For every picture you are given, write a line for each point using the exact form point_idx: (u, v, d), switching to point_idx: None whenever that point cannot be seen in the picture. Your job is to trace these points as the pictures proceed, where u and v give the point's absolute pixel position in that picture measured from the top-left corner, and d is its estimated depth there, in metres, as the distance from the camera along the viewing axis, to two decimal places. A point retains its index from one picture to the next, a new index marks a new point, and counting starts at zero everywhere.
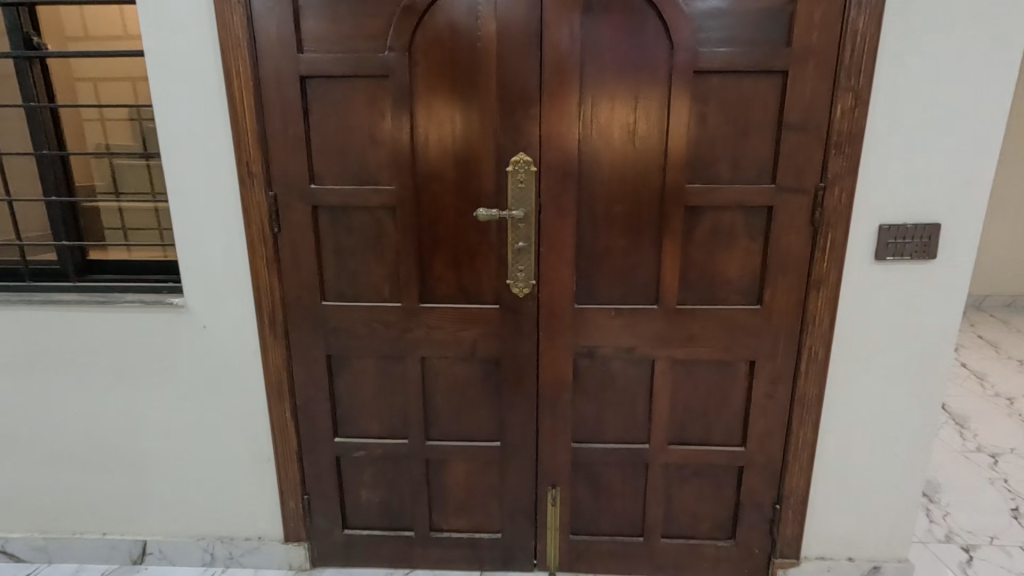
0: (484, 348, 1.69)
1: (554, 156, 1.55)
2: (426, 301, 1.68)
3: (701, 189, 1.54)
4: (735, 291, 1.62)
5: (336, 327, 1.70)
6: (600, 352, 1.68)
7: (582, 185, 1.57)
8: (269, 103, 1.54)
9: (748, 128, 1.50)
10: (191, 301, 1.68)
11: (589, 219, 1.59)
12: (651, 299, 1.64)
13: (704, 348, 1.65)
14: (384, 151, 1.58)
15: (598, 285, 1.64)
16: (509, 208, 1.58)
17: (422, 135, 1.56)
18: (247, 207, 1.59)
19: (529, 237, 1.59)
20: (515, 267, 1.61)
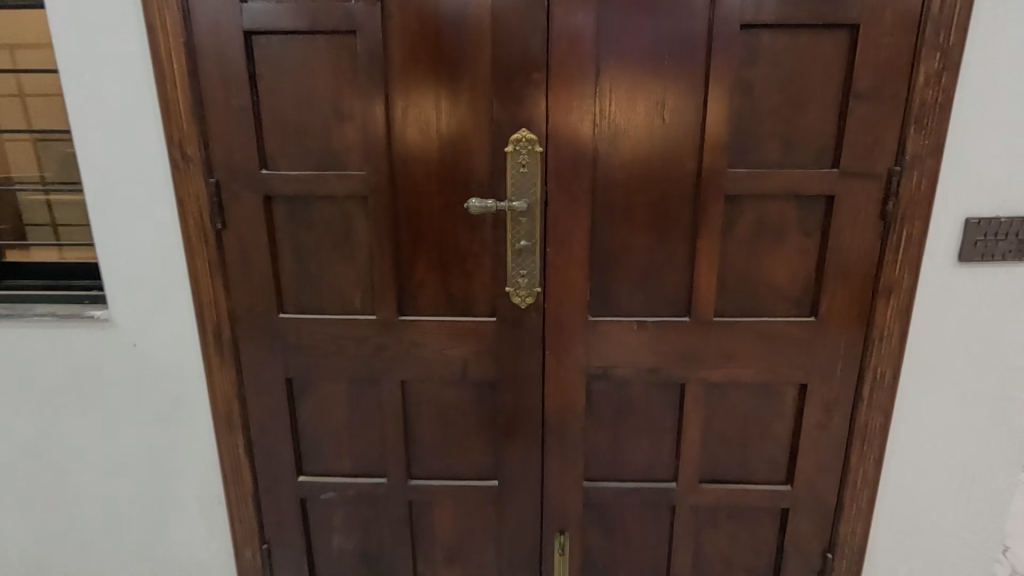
0: (477, 368, 1.39)
1: (563, 134, 1.24)
2: (406, 312, 1.37)
3: (747, 175, 1.24)
4: (784, 300, 1.33)
5: (297, 345, 1.39)
6: (618, 374, 1.38)
7: (597, 170, 1.27)
8: (206, 66, 1.22)
9: (806, 97, 1.20)
10: (117, 314, 1.37)
11: (606, 213, 1.29)
12: (682, 309, 1.34)
13: (745, 369, 1.36)
14: (352, 127, 1.27)
15: (617, 292, 1.34)
16: (509, 198, 1.27)
17: (398, 107, 1.25)
18: (181, 197, 1.28)
19: (533, 234, 1.29)
20: (516, 271, 1.31)
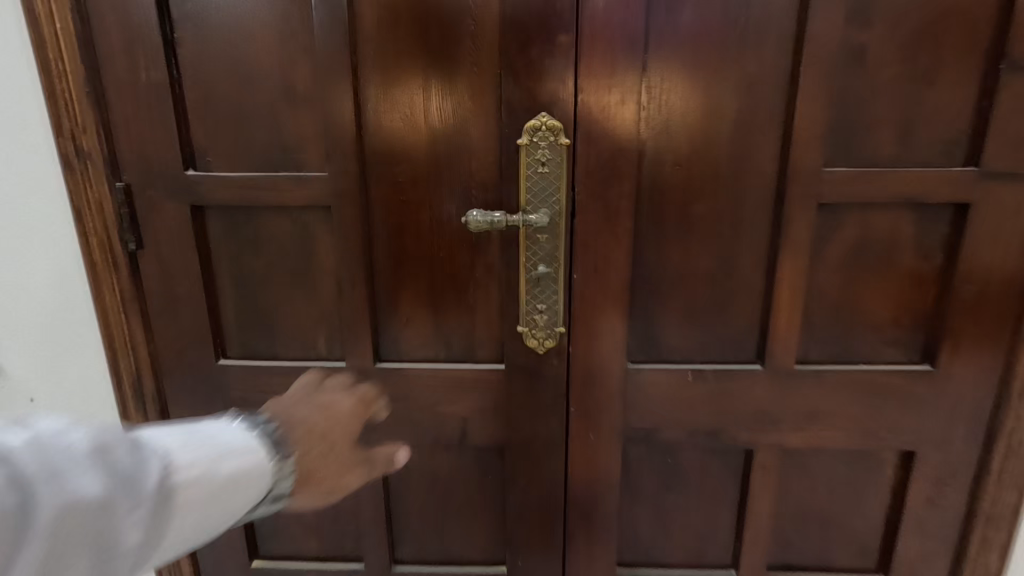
0: (480, 431, 1.06)
1: (598, 121, 0.91)
2: (387, 358, 1.04)
3: (849, 176, 0.90)
4: (889, 342, 0.99)
5: (243, 400, 1.06)
6: (665, 437, 1.05)
7: (643, 170, 0.93)
8: (105, 26, 0.89)
9: (936, 70, 0.87)
10: (7, 360, 1.05)
11: (653, 227, 0.96)
12: (750, 352, 1.02)
13: (834, 432, 1.03)
14: (309, 112, 0.93)
15: (665, 332, 1.01)
16: (523, 208, 0.94)
17: (373, 84, 0.92)
18: (79, 208, 0.95)
19: (555, 257, 0.95)
20: (532, 307, 0.98)
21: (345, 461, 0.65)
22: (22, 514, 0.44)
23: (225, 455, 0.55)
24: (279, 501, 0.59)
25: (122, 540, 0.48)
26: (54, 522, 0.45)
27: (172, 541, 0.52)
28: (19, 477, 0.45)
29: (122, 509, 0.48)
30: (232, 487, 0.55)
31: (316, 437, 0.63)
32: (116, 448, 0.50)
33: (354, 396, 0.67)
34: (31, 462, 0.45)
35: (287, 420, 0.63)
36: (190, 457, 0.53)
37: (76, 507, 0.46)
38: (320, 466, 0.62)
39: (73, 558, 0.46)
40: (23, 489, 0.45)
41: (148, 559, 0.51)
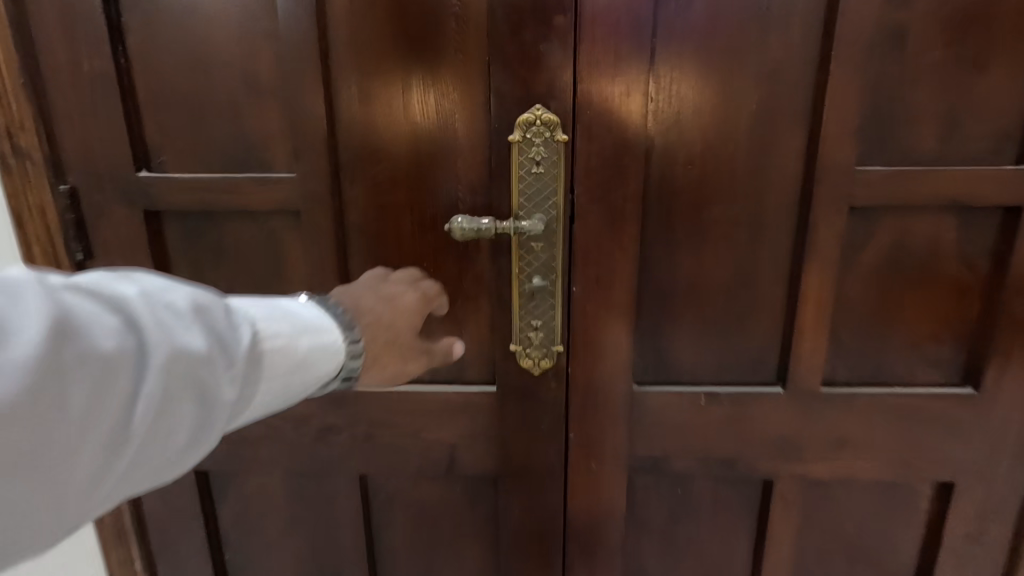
0: (469, 459, 0.96)
1: (600, 115, 0.80)
2: None
3: (884, 176, 0.80)
4: (926, 362, 0.89)
5: None
6: (675, 467, 0.95)
7: (650, 170, 0.83)
8: (42, 10, 0.78)
9: (986, 55, 0.76)
10: None
11: (662, 234, 0.85)
12: (769, 373, 0.91)
13: (863, 461, 0.92)
14: (274, 105, 0.82)
15: (676, 350, 0.91)
16: (515, 213, 0.83)
17: (346, 73, 0.81)
18: (17, 215, 0.84)
19: (552, 268, 0.85)
20: (526, 323, 0.87)
21: (408, 351, 0.69)
22: (134, 357, 0.43)
23: (308, 329, 0.56)
24: (351, 380, 0.61)
25: (225, 394, 0.47)
26: (169, 366, 0.44)
27: (259, 403, 0.52)
28: (131, 321, 0.43)
29: (224, 363, 0.48)
30: (313, 359, 0.56)
31: (387, 324, 0.66)
32: (217, 307, 0.49)
33: (417, 296, 0.75)
34: (141, 307, 0.44)
35: (357, 309, 0.64)
36: (278, 328, 0.53)
37: (187, 355, 0.45)
38: (387, 354, 0.66)
39: (181, 407, 0.45)
40: (135, 332, 0.43)
41: (237, 421, 0.51)
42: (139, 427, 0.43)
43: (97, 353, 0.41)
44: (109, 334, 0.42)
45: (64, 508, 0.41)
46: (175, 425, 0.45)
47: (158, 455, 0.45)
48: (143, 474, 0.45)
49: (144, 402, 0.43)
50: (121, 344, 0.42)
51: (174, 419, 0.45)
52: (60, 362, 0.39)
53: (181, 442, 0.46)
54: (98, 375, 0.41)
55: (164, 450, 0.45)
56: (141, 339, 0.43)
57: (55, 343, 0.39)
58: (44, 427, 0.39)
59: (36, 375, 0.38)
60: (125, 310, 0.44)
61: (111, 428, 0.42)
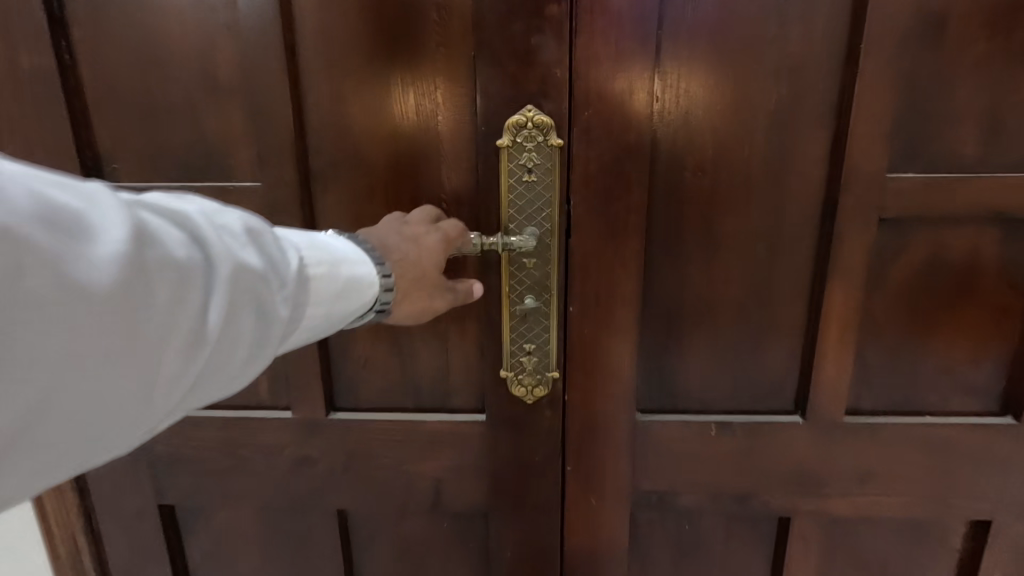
0: (457, 493, 0.87)
1: (599, 115, 0.72)
2: (344, 405, 0.86)
3: (918, 185, 0.71)
4: (962, 389, 0.80)
5: (172, 457, 0.88)
6: (683, 503, 0.86)
7: (656, 176, 0.74)
8: None
9: None
10: None
11: (668, 248, 0.77)
12: (786, 401, 0.83)
13: (891, 497, 0.83)
14: (235, 106, 0.74)
15: (683, 376, 0.82)
16: (505, 226, 0.75)
17: (315, 69, 0.73)
18: None
19: (546, 287, 0.77)
20: (518, 348, 0.79)
21: (436, 288, 0.69)
22: (201, 268, 0.43)
23: (345, 262, 0.57)
24: (384, 312, 0.63)
25: (283, 313, 0.48)
26: (232, 280, 0.44)
27: (306, 329, 0.53)
28: (196, 237, 0.44)
29: (279, 284, 0.48)
30: (352, 290, 0.57)
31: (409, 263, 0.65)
32: (269, 233, 0.50)
33: (444, 229, 0.70)
34: (204, 226, 0.45)
35: (385, 247, 0.65)
36: (318, 257, 0.54)
37: (247, 271, 0.45)
38: (412, 294, 0.66)
39: (244, 321, 0.45)
40: (200, 246, 0.44)
41: (286, 344, 0.52)
42: (206, 335, 0.43)
43: (170, 262, 0.42)
44: (177, 244, 0.43)
45: (136, 410, 0.41)
46: (238, 338, 0.45)
47: (221, 366, 0.45)
48: (207, 386, 0.46)
49: (212, 311, 0.43)
50: (189, 255, 0.43)
51: (237, 332, 0.45)
52: (137, 266, 0.40)
53: (243, 355, 0.46)
54: (170, 282, 0.41)
55: (227, 361, 0.45)
56: (207, 252, 0.44)
57: (133, 247, 0.40)
58: (125, 323, 0.39)
59: (117, 273, 0.39)
60: (190, 227, 0.45)
61: (185, 334, 0.42)
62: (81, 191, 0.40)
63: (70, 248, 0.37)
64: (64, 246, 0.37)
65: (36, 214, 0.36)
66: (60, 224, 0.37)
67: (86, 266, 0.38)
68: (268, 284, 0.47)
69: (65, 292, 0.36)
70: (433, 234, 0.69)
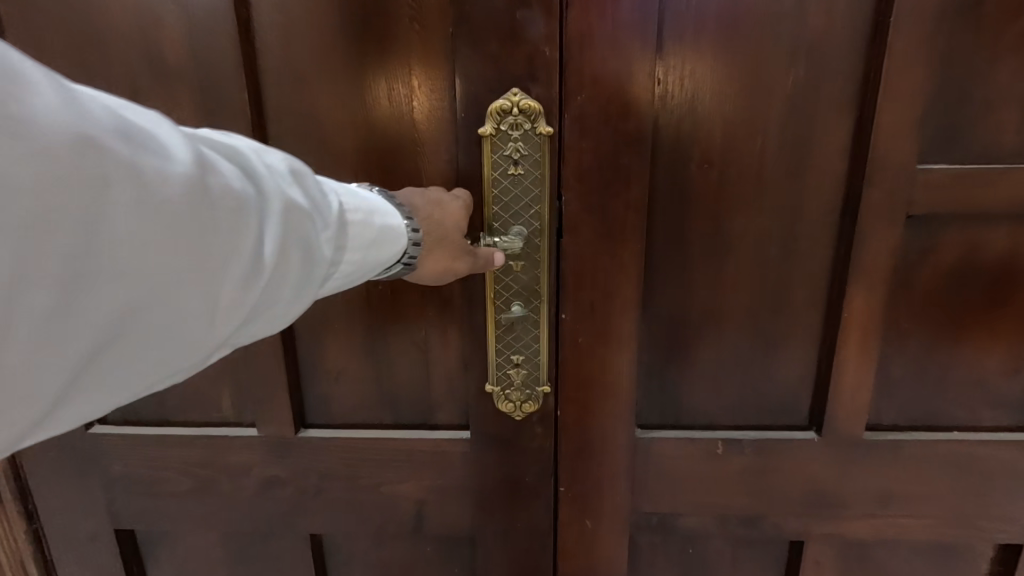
0: (441, 516, 0.80)
1: (594, 99, 0.64)
2: (316, 421, 0.79)
3: (950, 177, 0.63)
4: (994, 403, 0.73)
5: (129, 478, 0.81)
6: (688, 526, 0.79)
7: (658, 167, 0.66)
8: None
9: None
10: None
11: (671, 248, 0.69)
12: (800, 416, 0.75)
13: (915, 519, 0.76)
14: (185, 91, 0.66)
15: (688, 388, 0.75)
16: (489, 226, 0.68)
17: (273, 48, 0.65)
18: None
19: (535, 292, 0.69)
20: (504, 359, 0.72)
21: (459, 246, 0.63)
22: (253, 198, 0.45)
23: (380, 211, 0.56)
24: (411, 266, 0.60)
25: (325, 252, 0.49)
26: (280, 212, 0.46)
27: (343, 274, 0.53)
28: (249, 170, 0.46)
29: (321, 224, 0.49)
30: (386, 239, 0.56)
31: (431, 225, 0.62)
32: (313, 176, 0.51)
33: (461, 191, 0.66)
34: (253, 163, 0.46)
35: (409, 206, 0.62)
36: (354, 203, 0.54)
37: (294, 208, 0.47)
38: (431, 259, 0.62)
39: (291, 253, 0.46)
40: (253, 177, 0.46)
41: (327, 287, 0.52)
42: (256, 264, 0.44)
43: (228, 192, 0.43)
44: (233, 173, 0.44)
45: (193, 328, 0.43)
46: (285, 270, 0.46)
47: (269, 296, 0.46)
48: (255, 316, 0.47)
49: (262, 240, 0.45)
50: (242, 186, 0.44)
51: (285, 265, 0.46)
52: (197, 188, 0.42)
53: (288, 287, 0.47)
54: (227, 209, 0.43)
55: (275, 291, 0.46)
56: (260, 184, 0.46)
57: (195, 170, 0.42)
58: (186, 243, 0.41)
59: (181, 193, 0.41)
60: (245, 160, 0.46)
61: (238, 259, 0.43)
62: (155, 120, 0.43)
63: (141, 165, 0.39)
64: (137, 162, 0.39)
65: (116, 132, 0.39)
66: (136, 143, 0.40)
67: (154, 184, 0.40)
68: (312, 221, 0.48)
69: (137, 206, 0.39)
70: (455, 197, 0.65)
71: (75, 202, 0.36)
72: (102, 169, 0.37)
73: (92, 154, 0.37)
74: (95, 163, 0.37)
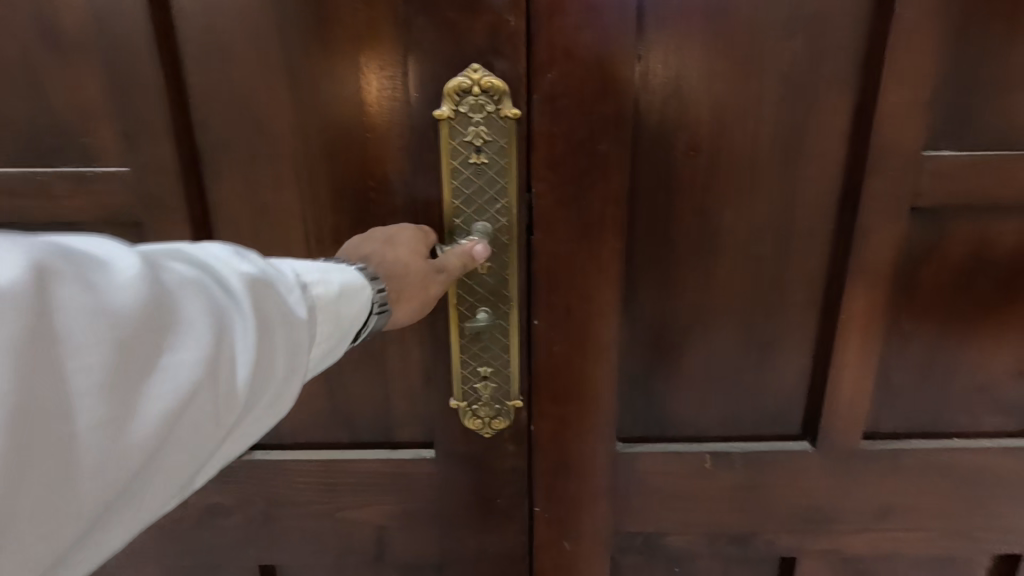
0: (405, 542, 0.72)
1: (566, 77, 0.56)
2: (262, 441, 0.70)
3: (958, 164, 0.57)
4: (998, 407, 0.68)
5: None
6: (674, 545, 0.73)
7: (641, 158, 0.59)
8: None
9: None
10: None
11: (656, 248, 0.62)
12: (793, 425, 0.70)
13: (913, 531, 0.71)
14: (89, 65, 0.56)
15: (673, 400, 0.68)
16: (450, 223, 0.60)
17: (191, 16, 0.55)
18: None
19: (504, 297, 0.62)
20: (471, 372, 0.64)
21: (423, 278, 0.55)
22: (215, 286, 0.37)
23: (339, 268, 0.47)
24: (383, 313, 0.50)
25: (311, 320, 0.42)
26: (250, 293, 0.38)
27: (331, 342, 0.45)
28: (196, 262, 0.38)
29: (294, 294, 0.42)
30: (360, 292, 0.47)
31: (385, 266, 0.54)
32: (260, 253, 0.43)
33: (412, 227, 0.58)
34: (194, 254, 0.39)
35: (359, 258, 0.54)
36: (314, 265, 0.46)
37: (260, 286, 0.39)
38: (406, 287, 0.54)
39: (276, 338, 0.39)
40: (207, 268, 0.38)
41: (318, 362, 0.44)
42: (243, 360, 0.36)
43: (181, 290, 0.35)
44: (183, 267, 0.37)
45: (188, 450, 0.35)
46: (273, 355, 0.38)
47: (264, 390, 0.39)
48: (252, 416, 0.39)
49: (242, 327, 0.37)
50: (195, 281, 0.36)
51: (274, 348, 0.39)
52: (154, 297, 0.34)
53: (286, 371, 0.39)
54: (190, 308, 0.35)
55: (273, 380, 0.39)
56: (217, 272, 0.38)
57: (142, 273, 0.34)
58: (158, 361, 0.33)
59: (140, 300, 0.33)
60: (186, 253, 0.38)
61: (221, 356, 0.36)
62: (84, 238, 0.35)
63: (87, 288, 0.31)
64: (69, 284, 0.31)
65: (48, 252, 0.31)
66: (66, 260, 0.32)
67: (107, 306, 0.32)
68: (285, 293, 0.41)
69: (92, 338, 0.31)
70: (408, 224, 0.59)
71: (24, 356, 0.28)
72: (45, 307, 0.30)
73: (28, 281, 0.29)
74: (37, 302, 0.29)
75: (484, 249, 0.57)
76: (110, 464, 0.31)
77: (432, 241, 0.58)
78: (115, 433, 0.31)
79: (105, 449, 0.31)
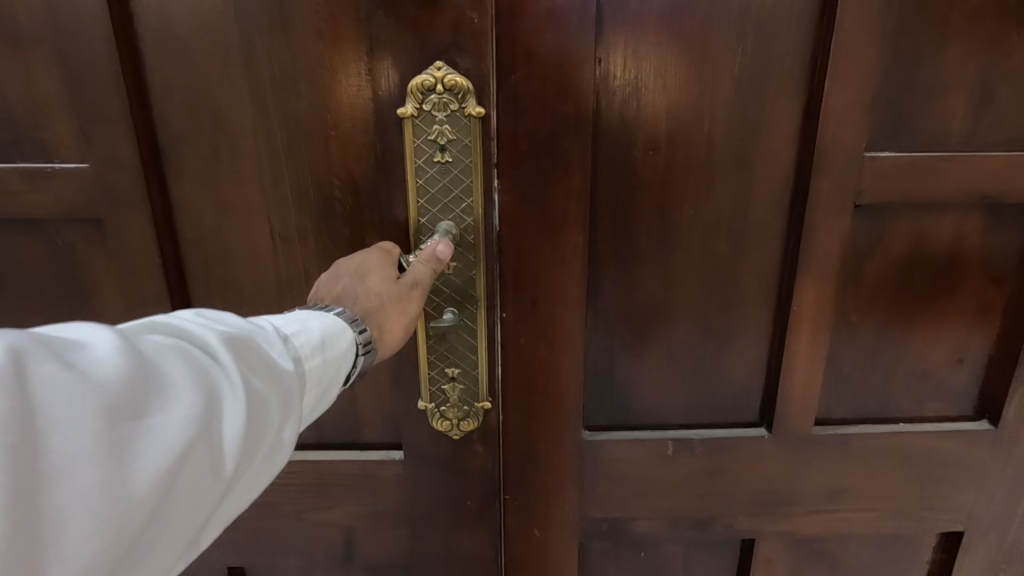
0: (376, 535, 0.73)
1: (528, 76, 0.57)
2: None
3: (897, 163, 0.61)
4: (937, 392, 0.72)
5: None
6: (639, 531, 0.75)
7: (602, 157, 0.61)
8: None
9: None
10: None
11: (618, 244, 0.64)
12: (750, 412, 0.73)
13: (863, 510, 0.75)
14: (45, 58, 0.55)
15: (636, 390, 0.70)
16: (415, 221, 0.61)
17: (149, 9, 0.55)
18: None
19: (470, 298, 0.63)
20: (438, 373, 0.66)
21: (400, 303, 0.56)
22: (192, 350, 0.39)
23: (314, 317, 0.49)
24: (370, 351, 0.52)
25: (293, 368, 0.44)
26: (232, 353, 0.40)
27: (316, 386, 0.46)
28: (171, 331, 0.40)
29: (272, 347, 0.43)
30: (338, 336, 0.49)
31: (365, 300, 0.55)
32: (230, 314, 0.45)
33: (376, 250, 0.59)
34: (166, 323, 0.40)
35: (339, 298, 0.55)
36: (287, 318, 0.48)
37: (237, 344, 0.41)
38: (388, 317, 0.55)
39: (261, 390, 0.40)
40: (183, 335, 0.40)
41: (309, 408, 0.46)
42: (233, 413, 0.38)
43: (162, 357, 0.37)
44: (159, 338, 0.38)
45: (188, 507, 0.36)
46: (261, 406, 0.40)
47: (259, 439, 0.40)
48: (249, 467, 0.40)
49: (227, 383, 0.39)
50: (172, 348, 0.38)
51: (261, 398, 0.40)
52: (137, 366, 0.35)
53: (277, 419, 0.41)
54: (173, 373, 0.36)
55: (265, 430, 0.40)
56: (196, 339, 0.40)
57: (121, 346, 0.35)
58: (149, 426, 0.34)
59: (124, 369, 0.34)
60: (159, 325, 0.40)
61: (212, 411, 0.37)
62: (62, 326, 0.36)
63: (72, 366, 0.33)
64: (49, 364, 0.32)
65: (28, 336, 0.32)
66: (43, 344, 0.33)
67: (93, 379, 0.33)
68: (266, 348, 0.43)
69: (78, 413, 0.32)
70: (373, 249, 0.59)
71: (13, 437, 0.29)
72: (31, 389, 0.31)
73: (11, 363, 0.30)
74: (22, 385, 0.30)
75: (445, 246, 0.58)
76: (113, 529, 0.32)
77: (397, 257, 0.60)
78: (113, 500, 0.32)
79: (105, 516, 0.32)
